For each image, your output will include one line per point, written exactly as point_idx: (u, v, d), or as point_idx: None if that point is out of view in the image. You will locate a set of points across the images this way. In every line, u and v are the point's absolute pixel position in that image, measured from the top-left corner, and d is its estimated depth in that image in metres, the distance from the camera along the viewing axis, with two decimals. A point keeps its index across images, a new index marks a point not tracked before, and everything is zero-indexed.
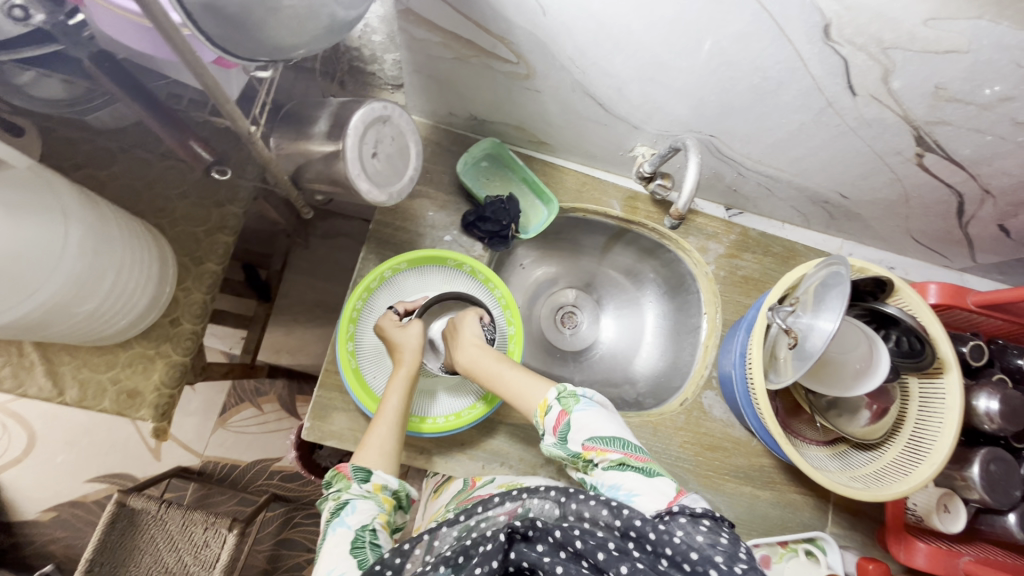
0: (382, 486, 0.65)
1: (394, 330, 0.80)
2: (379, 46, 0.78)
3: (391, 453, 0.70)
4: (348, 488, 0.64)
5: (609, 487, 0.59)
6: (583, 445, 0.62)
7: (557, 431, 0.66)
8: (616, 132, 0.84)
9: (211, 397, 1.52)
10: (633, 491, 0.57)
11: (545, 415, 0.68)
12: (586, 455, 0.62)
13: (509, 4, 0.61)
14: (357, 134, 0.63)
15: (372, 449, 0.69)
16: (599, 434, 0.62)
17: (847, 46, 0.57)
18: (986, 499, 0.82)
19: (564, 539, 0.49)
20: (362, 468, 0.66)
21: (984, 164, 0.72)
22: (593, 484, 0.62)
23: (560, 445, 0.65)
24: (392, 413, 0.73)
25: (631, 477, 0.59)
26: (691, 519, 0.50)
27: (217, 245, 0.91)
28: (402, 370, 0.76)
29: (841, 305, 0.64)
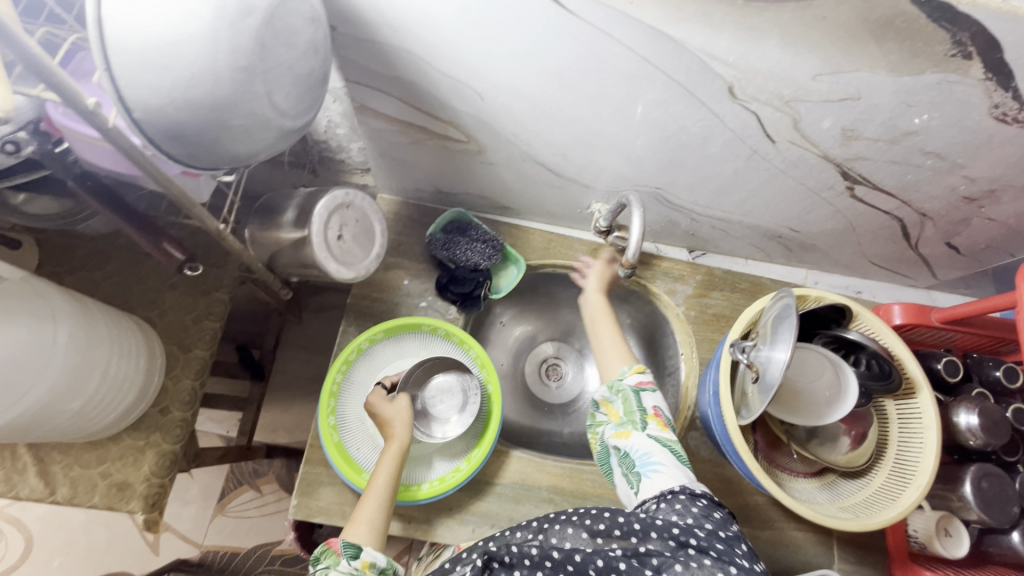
0: (370, 563, 0.63)
1: (384, 405, 0.80)
2: (344, 137, 0.86)
3: (380, 529, 0.69)
4: (336, 564, 0.62)
5: (641, 456, 0.69)
6: (653, 409, 0.73)
7: (642, 384, 0.75)
8: (571, 192, 0.90)
9: (210, 483, 1.51)
10: (659, 466, 0.67)
11: (639, 369, 0.77)
12: (650, 417, 0.72)
13: (451, 93, 0.69)
14: (322, 219, 0.69)
15: (361, 524, 0.68)
16: (667, 413, 0.73)
17: (753, 102, 0.63)
18: (984, 518, 0.80)
19: (543, 554, 0.55)
20: (351, 544, 0.65)
21: (913, 190, 0.77)
22: (625, 449, 0.71)
23: (636, 394, 0.74)
24: (383, 484, 0.72)
25: (663, 457, 0.68)
26: (687, 496, 0.62)
27: (204, 331, 0.96)
28: (394, 443, 0.76)
29: (791, 334, 0.67)
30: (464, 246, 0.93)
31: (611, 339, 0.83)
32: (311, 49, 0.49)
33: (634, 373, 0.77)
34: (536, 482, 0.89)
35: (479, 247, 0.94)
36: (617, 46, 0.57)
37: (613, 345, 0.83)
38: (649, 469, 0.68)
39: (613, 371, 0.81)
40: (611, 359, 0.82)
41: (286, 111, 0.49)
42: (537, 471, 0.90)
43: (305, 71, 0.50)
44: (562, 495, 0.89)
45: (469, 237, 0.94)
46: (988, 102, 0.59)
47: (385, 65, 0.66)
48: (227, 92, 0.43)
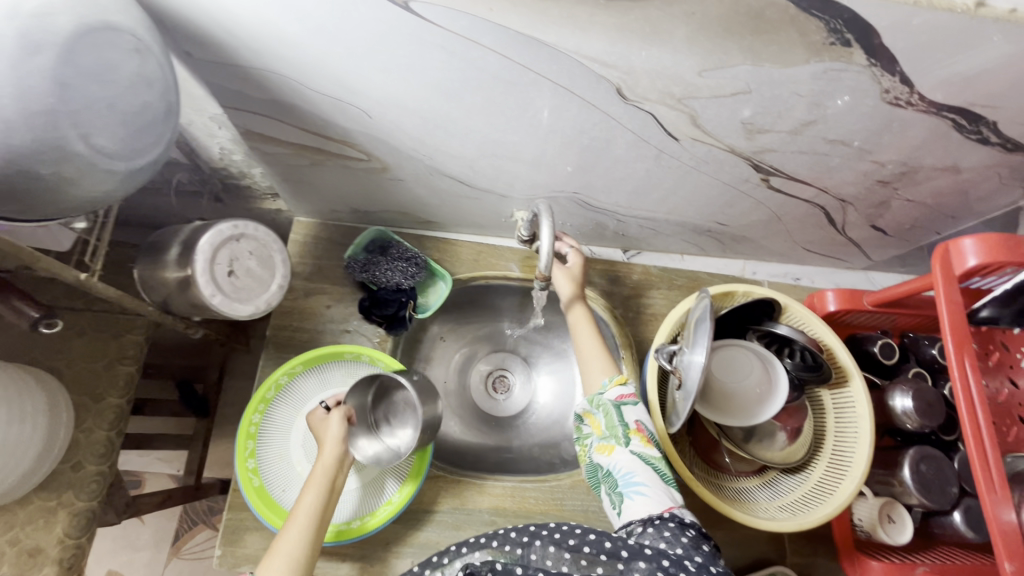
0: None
1: (319, 423, 0.76)
2: (243, 163, 0.81)
3: (301, 562, 0.63)
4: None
5: (623, 476, 0.66)
6: (635, 423, 0.70)
7: (622, 397, 0.72)
8: (489, 203, 0.87)
9: (162, 526, 1.44)
10: (641, 487, 0.64)
11: (617, 382, 0.74)
12: (632, 433, 0.69)
13: (335, 112, 0.65)
14: (206, 255, 0.65)
15: (278, 557, 0.62)
16: (650, 428, 0.70)
17: (646, 102, 0.60)
18: (925, 502, 0.79)
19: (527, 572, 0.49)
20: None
21: (826, 177, 0.75)
22: (607, 467, 0.68)
23: (616, 409, 0.71)
24: (306, 511, 0.66)
25: (646, 477, 0.65)
26: (676, 525, 0.58)
27: (118, 377, 0.89)
28: (325, 464, 0.71)
29: (705, 337, 0.65)
30: (385, 267, 0.90)
31: (591, 346, 0.79)
32: (141, 81, 0.46)
33: (614, 386, 0.74)
34: (477, 504, 0.87)
35: (400, 265, 0.90)
36: (491, 54, 0.54)
37: (593, 353, 0.79)
38: (631, 489, 0.64)
39: (593, 383, 0.77)
40: (592, 370, 0.78)
41: (114, 152, 0.46)
42: (477, 494, 0.87)
43: (137, 107, 0.46)
44: (505, 515, 0.87)
45: (391, 256, 0.91)
46: (878, 87, 0.57)
47: (259, 89, 0.62)
48: (25, 142, 0.40)
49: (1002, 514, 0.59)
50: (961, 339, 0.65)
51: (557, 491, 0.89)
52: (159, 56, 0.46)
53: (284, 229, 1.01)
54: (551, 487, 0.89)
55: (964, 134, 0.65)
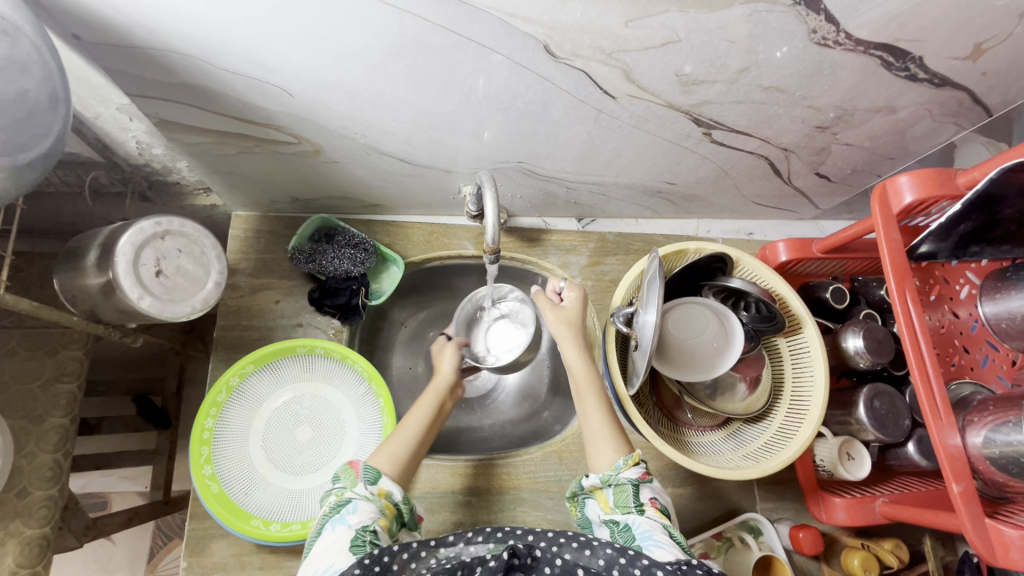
0: (387, 491, 0.62)
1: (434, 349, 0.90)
2: (165, 157, 0.76)
3: (405, 465, 0.68)
4: (353, 486, 0.62)
5: (641, 532, 0.58)
6: (650, 499, 0.62)
7: (640, 476, 0.64)
8: (434, 179, 0.84)
9: (135, 545, 1.38)
10: (661, 542, 0.56)
11: (632, 461, 0.66)
12: (647, 505, 0.61)
13: (252, 93, 0.61)
14: (129, 257, 0.61)
15: (384, 453, 0.68)
16: (665, 503, 0.63)
17: (577, 59, 0.58)
18: (880, 437, 0.81)
19: (568, 566, 0.50)
20: (373, 468, 0.64)
21: (766, 127, 0.75)
22: (621, 525, 0.60)
23: (632, 484, 0.63)
24: (417, 420, 0.73)
25: (666, 536, 0.57)
26: (703, 573, 0.48)
27: (59, 396, 0.82)
28: (433, 392, 0.79)
29: (657, 296, 0.65)
30: (332, 255, 0.86)
31: (600, 422, 0.72)
32: (13, 65, 0.42)
33: (631, 466, 0.66)
34: (450, 486, 0.86)
35: (348, 253, 0.87)
36: (407, 16, 0.51)
37: (603, 428, 0.71)
38: (650, 543, 0.56)
39: (602, 461, 0.69)
40: (603, 449, 0.70)
41: None
42: (449, 476, 0.87)
43: (11, 95, 0.42)
44: (478, 494, 0.87)
45: (337, 244, 0.87)
46: (804, 27, 0.57)
47: (165, 73, 0.57)
48: None
49: (948, 439, 0.60)
50: (901, 274, 0.67)
51: (529, 465, 0.89)
52: (32, 37, 0.42)
53: (225, 226, 0.97)
54: (524, 462, 0.89)
55: (893, 71, 0.66)
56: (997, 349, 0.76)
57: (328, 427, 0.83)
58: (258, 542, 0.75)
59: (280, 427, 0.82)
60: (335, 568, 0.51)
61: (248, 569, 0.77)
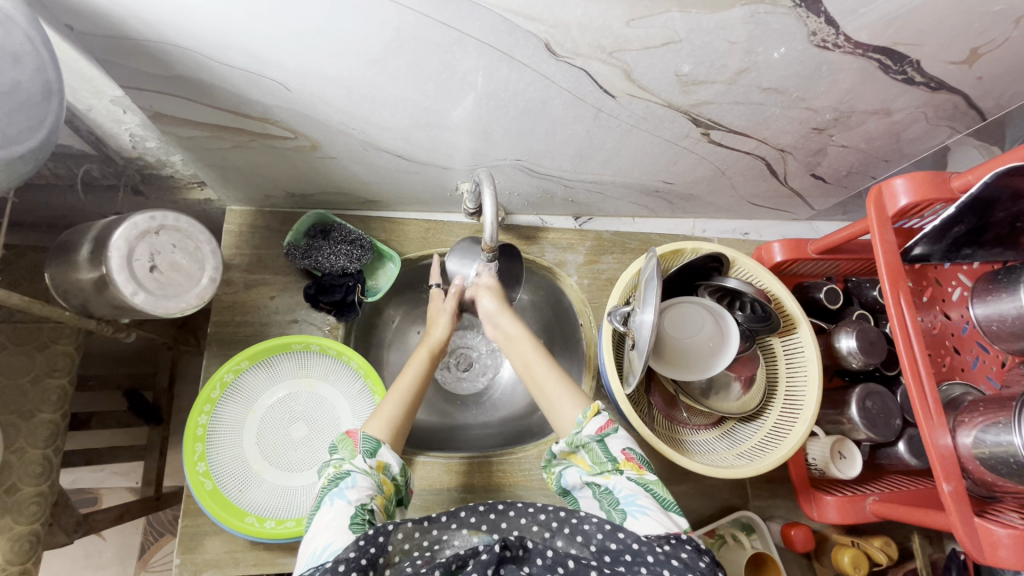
0: (385, 464, 0.62)
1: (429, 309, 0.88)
2: (159, 150, 0.75)
3: (400, 427, 0.68)
4: (352, 458, 0.61)
5: (624, 497, 0.59)
6: (623, 453, 0.62)
7: (602, 430, 0.64)
8: (431, 176, 0.84)
9: (124, 542, 1.36)
10: (644, 507, 0.57)
11: (592, 415, 0.66)
12: (623, 463, 0.62)
13: (249, 86, 0.60)
14: (123, 252, 0.60)
15: (379, 420, 0.68)
16: (640, 452, 0.63)
17: (578, 58, 0.58)
18: (871, 436, 0.82)
19: (558, 557, 0.50)
20: (372, 439, 0.63)
21: (764, 128, 0.76)
22: (604, 488, 0.61)
23: (600, 442, 0.64)
24: (408, 383, 0.72)
25: (650, 500, 0.58)
26: (692, 548, 0.52)
27: (49, 392, 0.82)
28: (425, 350, 0.79)
29: (655, 296, 0.65)
30: (328, 251, 0.85)
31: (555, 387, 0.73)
32: (7, 57, 0.41)
33: (591, 418, 0.66)
34: (448, 483, 0.86)
35: (344, 249, 0.86)
36: (408, 12, 0.51)
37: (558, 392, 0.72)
38: (634, 508, 0.57)
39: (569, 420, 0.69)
40: (565, 407, 0.70)
41: None
42: (444, 473, 0.87)
43: (5, 87, 0.41)
44: (473, 491, 0.87)
45: (333, 240, 0.86)
46: (804, 29, 0.57)
47: (160, 66, 0.56)
48: None
49: (939, 439, 0.61)
50: (896, 276, 0.67)
51: (524, 461, 0.89)
52: (26, 28, 0.41)
53: (219, 221, 0.96)
54: (519, 459, 0.90)
55: (890, 75, 0.66)
56: (987, 351, 0.77)
57: (322, 424, 0.83)
58: (252, 540, 0.75)
59: (274, 423, 0.81)
60: (332, 548, 0.51)
61: (242, 566, 0.76)
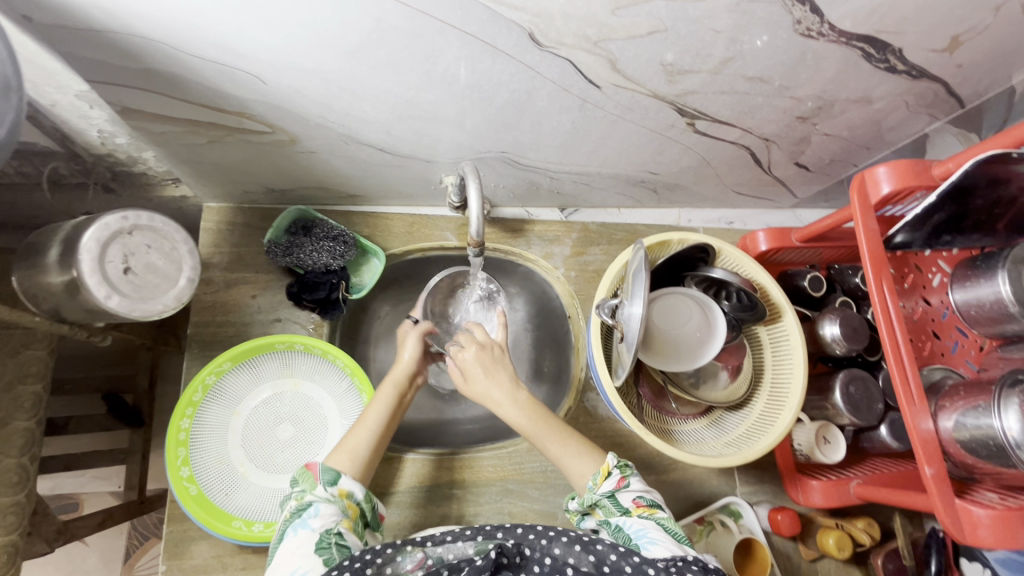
0: (348, 492, 0.61)
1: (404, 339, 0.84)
2: (130, 146, 0.72)
3: (366, 461, 0.67)
4: (312, 489, 0.60)
5: (635, 531, 0.59)
6: (635, 501, 0.63)
7: (615, 487, 0.64)
8: (414, 169, 0.82)
9: (109, 545, 1.34)
10: (656, 539, 0.57)
11: (604, 477, 0.66)
12: (636, 511, 0.61)
13: (222, 79, 0.58)
14: (93, 255, 0.58)
15: (343, 451, 0.67)
16: (650, 498, 0.63)
17: (562, 48, 0.57)
18: (854, 420, 0.84)
19: (556, 564, 0.53)
20: (330, 469, 0.62)
21: (749, 117, 0.76)
22: (616, 526, 0.61)
23: (610, 497, 0.64)
24: (375, 417, 0.71)
25: (661, 533, 0.58)
26: (698, 568, 0.50)
27: (22, 399, 0.79)
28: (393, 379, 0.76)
29: (643, 288, 0.65)
30: (310, 248, 0.83)
31: (569, 443, 0.71)
32: None
33: (603, 480, 0.66)
34: (437, 480, 0.86)
35: (326, 245, 0.84)
36: (387, 1, 0.49)
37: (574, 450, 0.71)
38: (645, 540, 0.57)
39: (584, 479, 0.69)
40: (583, 467, 0.70)
41: None
42: (434, 469, 0.86)
43: None
44: (465, 487, 0.86)
45: (315, 237, 0.84)
46: (790, 18, 0.57)
47: (127, 58, 0.54)
48: None
49: (922, 424, 0.63)
50: (879, 264, 0.68)
51: (515, 455, 0.89)
52: None
53: (196, 218, 0.93)
54: (509, 453, 0.89)
55: (873, 63, 0.66)
56: (966, 335, 0.78)
57: (309, 424, 0.82)
58: (239, 544, 0.73)
59: (259, 425, 0.80)
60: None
61: (230, 570, 0.75)
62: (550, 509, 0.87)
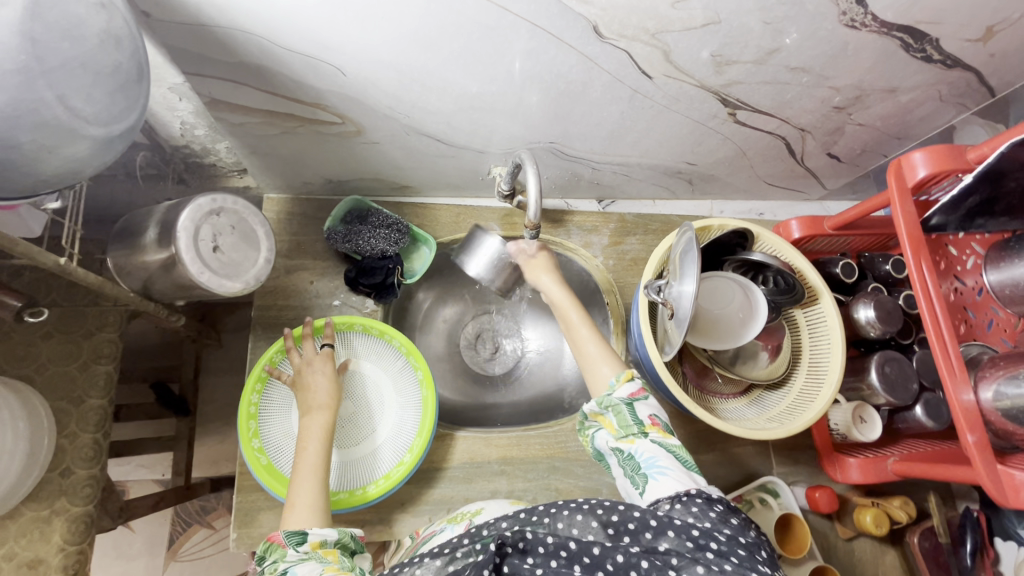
0: (321, 541, 0.60)
1: (307, 372, 0.77)
2: (206, 138, 0.77)
3: (320, 505, 0.65)
4: (283, 557, 0.57)
5: (646, 460, 0.62)
6: (650, 418, 0.66)
7: (633, 395, 0.68)
8: (466, 159, 0.87)
9: (154, 531, 1.37)
10: (666, 468, 0.60)
11: (625, 379, 0.70)
12: (648, 428, 0.65)
13: (306, 72, 0.63)
14: (189, 233, 0.63)
15: (298, 509, 0.64)
16: (665, 421, 0.67)
17: (621, 40, 0.62)
18: (891, 400, 0.87)
19: (559, 543, 0.51)
20: (296, 531, 0.60)
21: (787, 108, 0.80)
22: (629, 452, 0.65)
23: (628, 406, 0.67)
24: (316, 456, 0.69)
25: (671, 461, 0.61)
26: (703, 500, 0.55)
27: (96, 378, 0.82)
28: (318, 410, 0.73)
29: (694, 267, 0.68)
30: (367, 235, 0.88)
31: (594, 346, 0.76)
32: (110, 39, 0.43)
33: (625, 383, 0.70)
34: (486, 456, 0.90)
35: (383, 233, 0.88)
36: None
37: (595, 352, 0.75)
38: (655, 470, 0.61)
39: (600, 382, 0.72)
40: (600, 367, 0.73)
41: (92, 116, 0.44)
42: (484, 447, 0.90)
43: (107, 68, 0.44)
44: (514, 464, 0.90)
45: (372, 224, 0.89)
46: (834, 10, 0.61)
47: (225, 52, 0.59)
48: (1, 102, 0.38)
49: (963, 395, 0.66)
50: (917, 244, 0.71)
51: (560, 434, 0.92)
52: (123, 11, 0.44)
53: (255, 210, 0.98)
54: (554, 432, 0.93)
55: (910, 53, 0.70)
56: (1000, 313, 0.82)
57: (365, 402, 0.86)
58: None
59: None
60: None
61: None
62: (594, 485, 0.91)
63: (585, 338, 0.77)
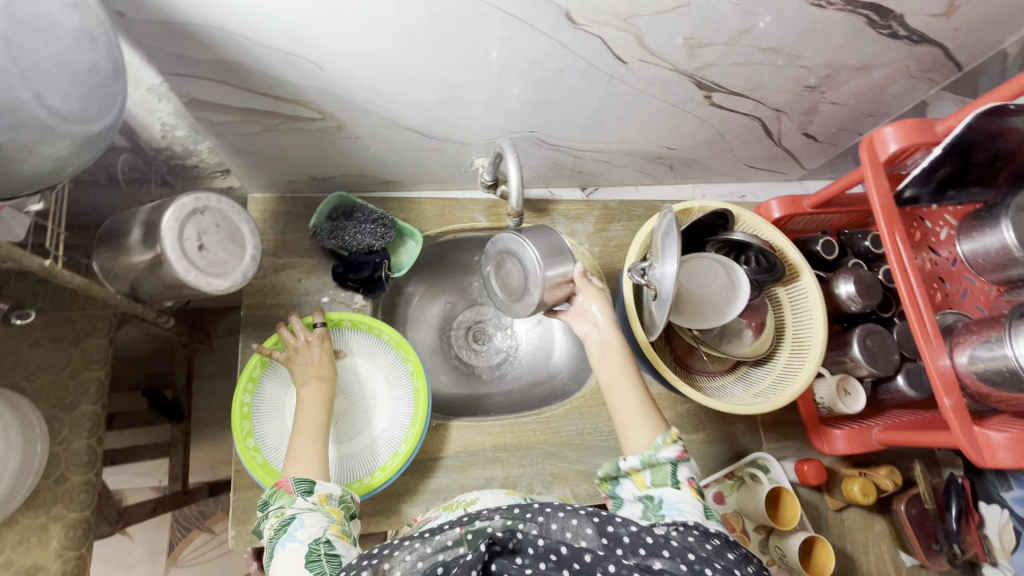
0: (327, 496, 0.65)
1: (299, 347, 0.79)
2: (187, 139, 0.77)
3: (321, 463, 0.70)
4: (292, 503, 0.62)
5: (670, 503, 0.62)
6: (688, 479, 0.65)
7: (677, 455, 0.66)
8: (448, 151, 0.87)
9: (154, 537, 1.37)
10: (685, 511, 0.60)
11: (670, 441, 0.67)
12: (683, 484, 0.64)
13: (284, 68, 0.63)
14: (173, 232, 0.63)
15: (303, 463, 0.68)
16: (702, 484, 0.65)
17: (594, 26, 0.63)
18: (873, 371, 0.89)
19: (550, 546, 0.52)
20: (305, 479, 0.65)
21: (761, 88, 0.81)
22: (655, 498, 0.64)
23: (670, 464, 0.65)
24: (314, 421, 0.73)
25: (695, 509, 0.61)
26: (700, 532, 0.55)
27: (88, 383, 0.82)
28: (313, 378, 0.76)
29: (675, 247, 0.70)
30: (353, 230, 0.88)
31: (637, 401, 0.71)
32: (85, 38, 0.44)
33: (669, 444, 0.67)
34: (480, 444, 0.91)
35: (369, 228, 0.89)
36: None
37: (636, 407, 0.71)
38: (674, 511, 0.61)
39: (638, 442, 0.69)
40: (640, 429, 0.69)
41: (71, 115, 0.44)
42: (479, 435, 0.91)
43: (85, 67, 0.44)
44: (508, 450, 0.91)
45: (357, 220, 0.89)
46: None
47: (202, 50, 0.59)
48: None
49: (939, 360, 0.67)
50: (891, 217, 0.73)
51: (553, 420, 0.94)
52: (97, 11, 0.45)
53: None
54: (547, 418, 0.94)
55: (877, 30, 0.72)
56: (974, 282, 0.84)
57: (357, 395, 0.87)
58: None
59: None
60: None
61: None
62: (588, 469, 0.92)
63: (626, 394, 0.72)
